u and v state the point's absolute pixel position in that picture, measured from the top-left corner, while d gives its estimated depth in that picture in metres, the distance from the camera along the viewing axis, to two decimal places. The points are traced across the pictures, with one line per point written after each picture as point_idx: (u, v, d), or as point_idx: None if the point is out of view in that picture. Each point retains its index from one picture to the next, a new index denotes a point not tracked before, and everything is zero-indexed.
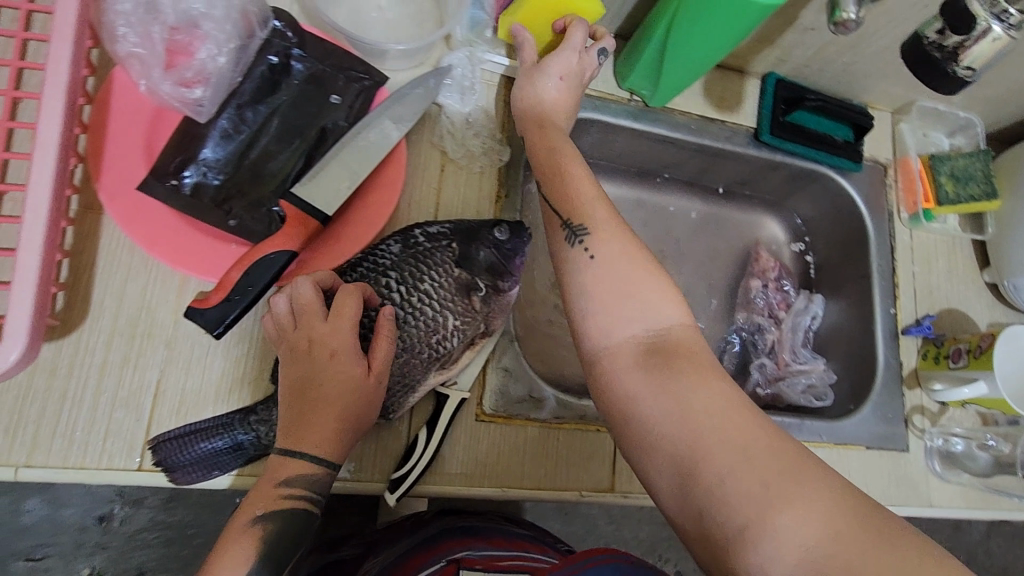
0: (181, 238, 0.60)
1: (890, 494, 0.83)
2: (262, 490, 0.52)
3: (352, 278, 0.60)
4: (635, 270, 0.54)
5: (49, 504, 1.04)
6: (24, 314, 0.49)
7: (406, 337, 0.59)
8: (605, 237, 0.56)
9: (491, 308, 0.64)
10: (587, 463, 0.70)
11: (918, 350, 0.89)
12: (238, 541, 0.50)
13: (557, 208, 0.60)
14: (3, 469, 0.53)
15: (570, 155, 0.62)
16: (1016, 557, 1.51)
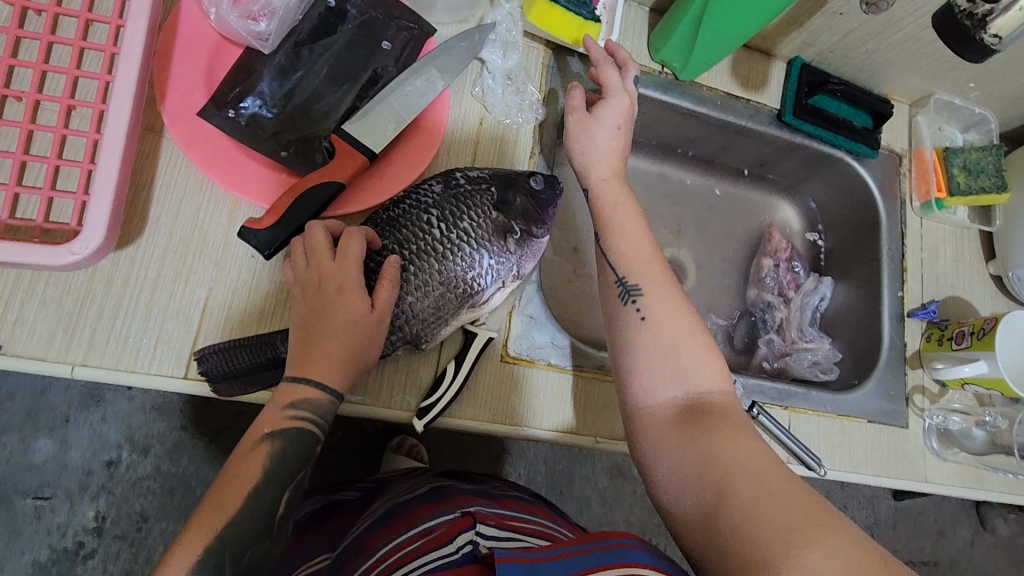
0: (235, 164, 0.63)
1: (887, 467, 0.85)
2: (268, 413, 0.56)
3: (394, 213, 0.64)
4: (681, 335, 0.60)
5: (59, 445, 1.07)
6: (104, 210, 0.53)
7: (445, 271, 0.63)
8: (659, 304, 0.62)
9: (524, 251, 0.67)
10: (603, 411, 0.73)
11: (921, 333, 0.92)
12: (246, 460, 0.54)
13: (613, 268, 0.66)
14: (60, 366, 0.56)
15: (630, 217, 0.67)
16: (995, 567, 1.55)
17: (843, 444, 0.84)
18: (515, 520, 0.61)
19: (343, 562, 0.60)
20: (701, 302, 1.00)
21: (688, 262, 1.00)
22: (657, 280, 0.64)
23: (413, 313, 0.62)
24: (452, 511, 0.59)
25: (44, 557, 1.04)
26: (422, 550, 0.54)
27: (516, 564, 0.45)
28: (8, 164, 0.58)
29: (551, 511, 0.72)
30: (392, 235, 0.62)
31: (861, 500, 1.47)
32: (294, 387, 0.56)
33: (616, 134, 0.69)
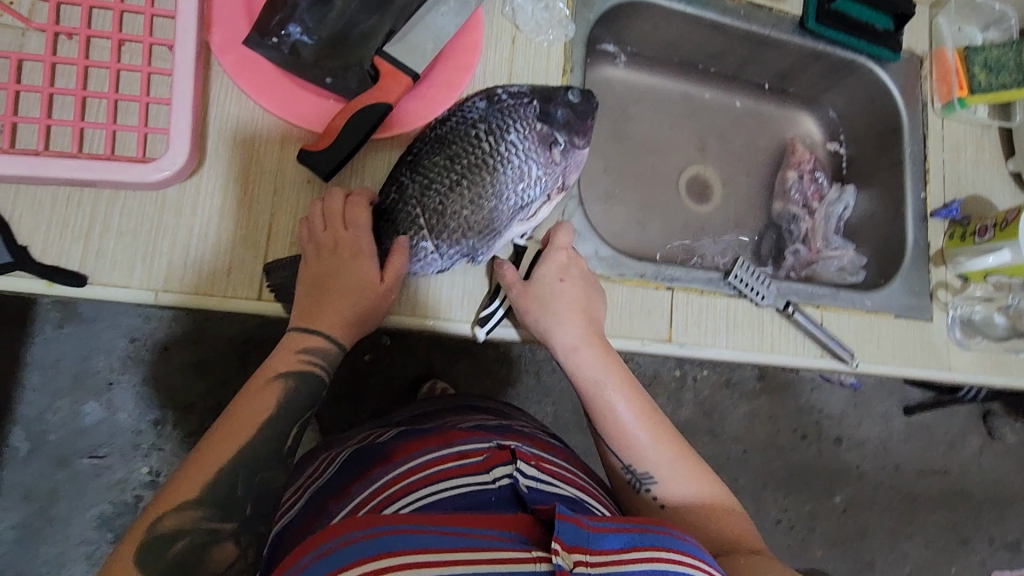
0: (284, 91, 0.64)
1: (913, 358, 0.89)
2: (283, 353, 0.60)
3: (442, 130, 0.65)
4: (689, 475, 0.65)
5: (106, 409, 1.13)
6: (185, 127, 0.58)
7: (497, 182, 0.64)
8: (668, 476, 0.64)
9: (569, 161, 0.69)
10: (648, 315, 0.77)
11: (944, 231, 0.94)
12: (262, 392, 0.59)
13: (607, 436, 0.66)
14: (144, 293, 0.59)
15: (610, 364, 0.67)
16: (1006, 476, 1.57)
17: (872, 338, 0.88)
18: (551, 464, 0.60)
19: (366, 467, 0.60)
20: (729, 216, 1.03)
21: (715, 179, 1.03)
22: (632, 418, 0.66)
23: (470, 226, 0.64)
24: (490, 441, 0.60)
25: (105, 511, 1.11)
26: (456, 472, 0.55)
27: (575, 526, 0.45)
28: (68, 103, 0.59)
29: (568, 454, 0.71)
30: (443, 151, 0.64)
31: (872, 416, 1.51)
32: (306, 334, 0.60)
33: (574, 285, 0.67)
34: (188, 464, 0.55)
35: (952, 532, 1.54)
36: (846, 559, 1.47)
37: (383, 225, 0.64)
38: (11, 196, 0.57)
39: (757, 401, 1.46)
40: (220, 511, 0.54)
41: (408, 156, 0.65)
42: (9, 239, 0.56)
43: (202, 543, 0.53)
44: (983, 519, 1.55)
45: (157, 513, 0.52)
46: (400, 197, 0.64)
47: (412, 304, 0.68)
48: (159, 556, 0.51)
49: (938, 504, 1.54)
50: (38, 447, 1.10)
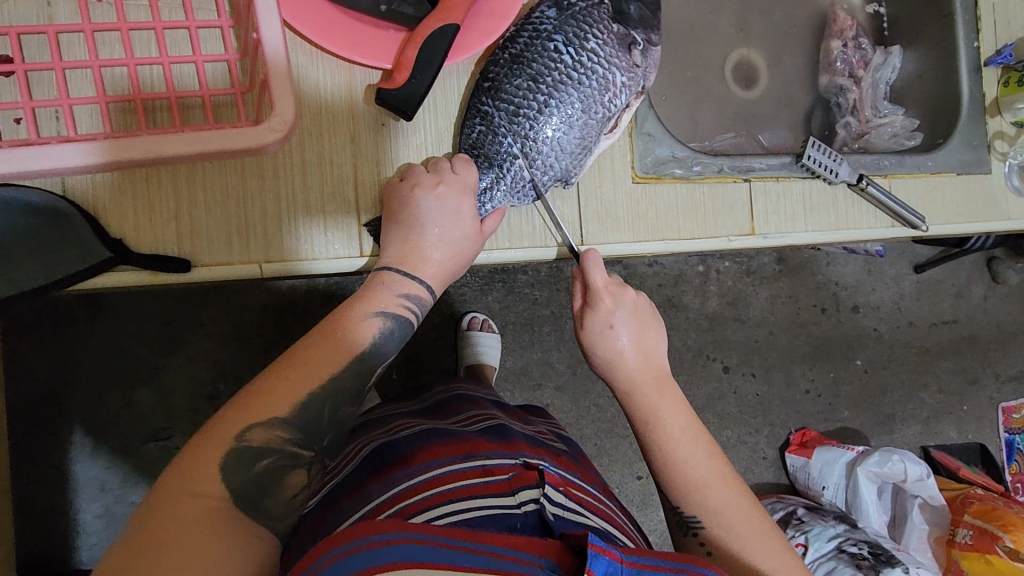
0: (341, 27, 0.59)
1: (973, 214, 0.90)
2: (382, 291, 0.57)
3: (517, 48, 0.62)
4: (752, 528, 0.59)
5: (159, 393, 1.12)
6: (283, 76, 0.52)
7: (584, 96, 0.62)
8: (722, 526, 0.59)
9: (648, 61, 0.65)
10: (730, 210, 0.77)
11: (998, 80, 0.92)
12: (358, 326, 0.55)
13: (658, 471, 0.62)
14: (249, 267, 0.58)
15: (658, 394, 0.64)
16: (1009, 317, 1.60)
17: (937, 199, 0.89)
18: (577, 489, 0.56)
19: (385, 468, 0.57)
20: (775, 96, 1.01)
21: (760, 61, 1.01)
22: (699, 458, 0.62)
23: (563, 146, 0.62)
24: (518, 457, 0.56)
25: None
26: (482, 490, 0.51)
27: (609, 559, 0.42)
28: (119, 75, 0.59)
29: (609, 489, 0.65)
30: (524, 72, 0.61)
31: (885, 280, 1.54)
32: (406, 280, 0.58)
33: (630, 329, 0.65)
34: (275, 380, 0.51)
35: (963, 375, 1.58)
36: (869, 415, 1.53)
37: (476, 159, 0.62)
38: (92, 187, 0.55)
39: (776, 284, 1.49)
40: (305, 437, 0.51)
41: (486, 83, 0.62)
42: (100, 231, 0.54)
43: (285, 467, 0.50)
44: (991, 358, 1.60)
45: (244, 424, 0.49)
46: (489, 127, 0.62)
47: (504, 237, 0.68)
48: (244, 471, 0.48)
49: (949, 353, 1.58)
50: (101, 438, 1.10)
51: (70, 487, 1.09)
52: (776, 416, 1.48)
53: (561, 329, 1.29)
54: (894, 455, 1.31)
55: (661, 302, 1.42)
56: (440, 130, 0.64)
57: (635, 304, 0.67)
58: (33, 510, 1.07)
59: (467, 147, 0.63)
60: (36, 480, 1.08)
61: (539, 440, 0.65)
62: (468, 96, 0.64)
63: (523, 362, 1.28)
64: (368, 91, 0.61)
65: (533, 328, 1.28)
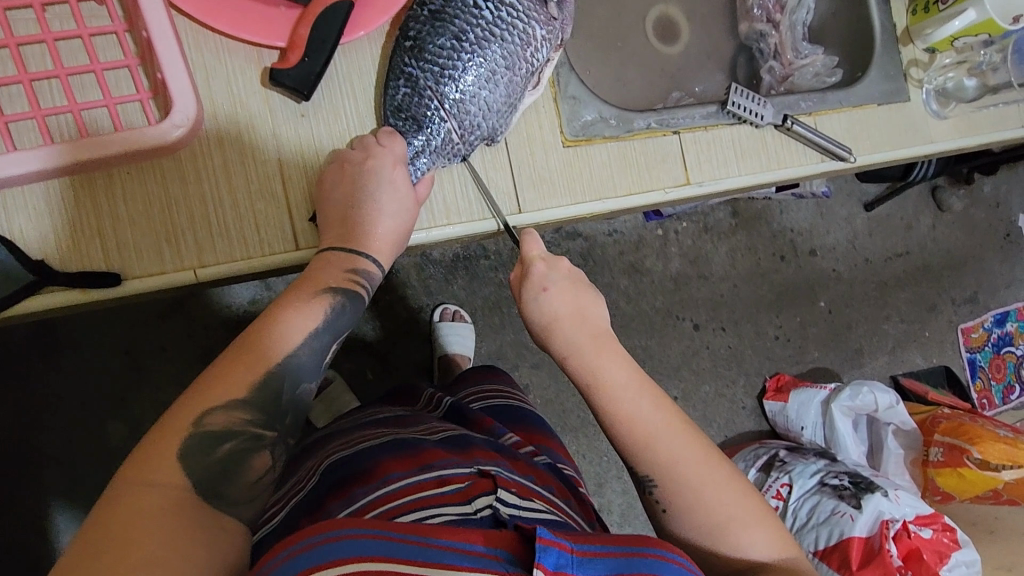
0: (236, 9, 0.58)
1: (898, 141, 0.93)
2: (330, 269, 0.57)
3: (435, 6, 0.60)
4: (705, 475, 0.61)
5: (128, 424, 1.09)
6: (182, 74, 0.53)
7: (506, 54, 0.60)
8: (676, 483, 0.61)
9: (565, 13, 0.64)
10: (664, 163, 0.78)
11: (907, 10, 0.96)
12: (310, 303, 0.55)
13: (613, 430, 0.63)
14: (182, 274, 0.57)
15: (597, 352, 0.65)
16: (956, 242, 1.67)
17: (862, 130, 0.92)
18: (535, 493, 0.56)
19: (343, 485, 0.56)
20: (702, 51, 1.03)
21: (679, 17, 1.02)
22: (649, 416, 0.62)
23: (488, 105, 0.62)
24: (473, 464, 0.55)
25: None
26: (439, 501, 0.51)
27: (559, 550, 0.43)
28: (15, 92, 0.58)
29: (565, 487, 0.66)
30: (446, 30, 0.59)
31: (837, 220, 1.59)
32: (351, 255, 0.58)
33: (563, 293, 0.65)
34: (229, 366, 0.51)
35: (921, 303, 1.65)
36: (839, 352, 1.59)
37: (403, 122, 0.62)
38: (6, 210, 0.53)
39: (734, 238, 1.53)
40: (266, 417, 0.51)
41: (407, 41, 0.61)
42: (20, 255, 0.52)
43: (247, 449, 0.50)
44: (945, 283, 1.66)
45: (201, 411, 0.48)
46: (414, 89, 0.60)
47: (440, 214, 0.69)
48: (205, 456, 0.47)
49: (906, 283, 1.64)
50: (76, 477, 1.07)
51: (50, 531, 1.05)
52: (749, 364, 1.52)
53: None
54: (864, 387, 1.35)
55: (625, 269, 1.45)
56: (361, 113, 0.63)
57: (569, 273, 0.67)
58: (16, 558, 1.04)
59: (393, 109, 0.62)
60: (16, 527, 1.05)
61: (499, 445, 0.65)
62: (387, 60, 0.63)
63: (497, 345, 1.29)
64: (265, 73, 0.60)
65: (502, 311, 1.29)
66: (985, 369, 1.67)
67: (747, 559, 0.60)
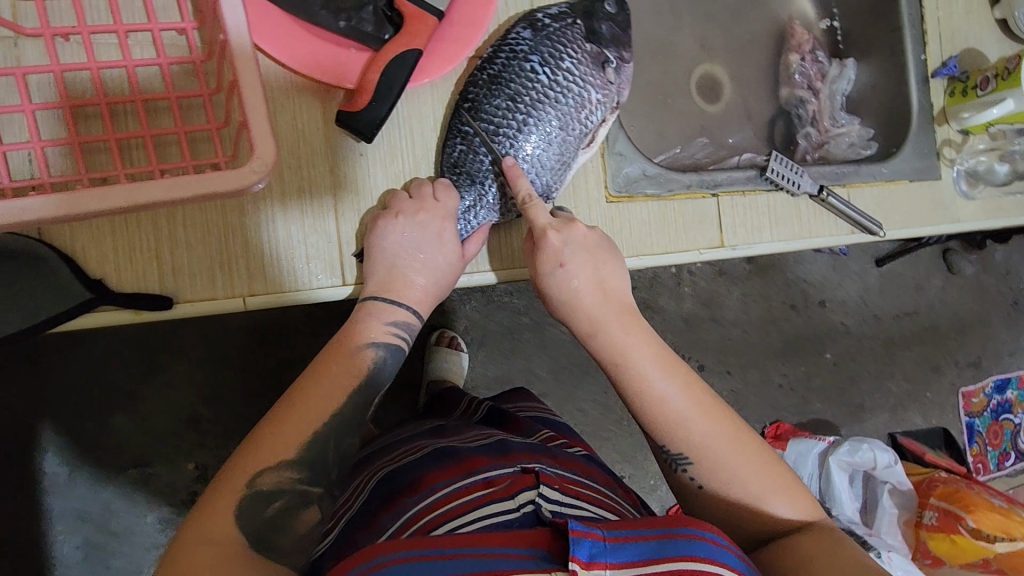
0: (307, 48, 0.60)
1: (926, 218, 0.95)
2: (370, 322, 0.58)
3: (494, 69, 0.64)
4: (738, 449, 0.60)
5: (137, 418, 1.09)
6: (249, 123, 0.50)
7: (561, 113, 0.64)
8: (708, 463, 0.60)
9: (622, 78, 0.68)
10: (701, 224, 0.80)
11: (944, 90, 0.97)
12: (352, 359, 0.56)
13: (637, 407, 0.62)
14: (232, 302, 0.58)
15: (624, 323, 0.63)
16: (966, 306, 1.68)
17: (893, 205, 0.93)
18: (575, 484, 0.58)
19: (393, 498, 0.58)
20: (740, 111, 1.05)
21: (723, 77, 1.05)
22: (678, 395, 0.61)
23: (543, 161, 0.64)
24: (515, 465, 0.58)
25: (163, 515, 1.09)
26: (484, 500, 0.53)
27: (591, 540, 0.45)
28: (91, 116, 0.54)
29: (610, 477, 0.68)
30: (502, 92, 0.63)
31: (849, 274, 1.61)
32: (393, 307, 0.59)
33: (580, 266, 0.63)
34: (279, 423, 0.52)
35: (926, 363, 1.66)
36: (840, 406, 1.59)
37: (457, 177, 0.64)
38: (72, 236, 0.54)
39: (747, 283, 1.54)
40: (313, 475, 0.52)
41: (465, 104, 0.64)
42: (81, 273, 0.54)
43: (296, 506, 0.50)
44: (951, 345, 1.67)
45: (253, 471, 0.49)
46: (470, 147, 0.63)
47: (485, 259, 0.68)
48: (257, 512, 0.48)
49: (913, 343, 1.65)
50: (82, 466, 1.07)
51: (49, 519, 1.06)
52: (751, 410, 1.53)
53: (540, 336, 1.30)
54: (863, 444, 1.32)
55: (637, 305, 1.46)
56: (415, 156, 0.65)
57: (588, 238, 0.64)
58: (15, 544, 1.05)
59: (449, 165, 0.64)
60: (17, 510, 1.05)
61: (537, 445, 0.65)
62: (448, 115, 0.66)
63: (505, 370, 1.29)
64: (330, 111, 0.62)
65: (514, 336, 1.29)
66: (982, 434, 1.68)
67: (777, 524, 0.59)
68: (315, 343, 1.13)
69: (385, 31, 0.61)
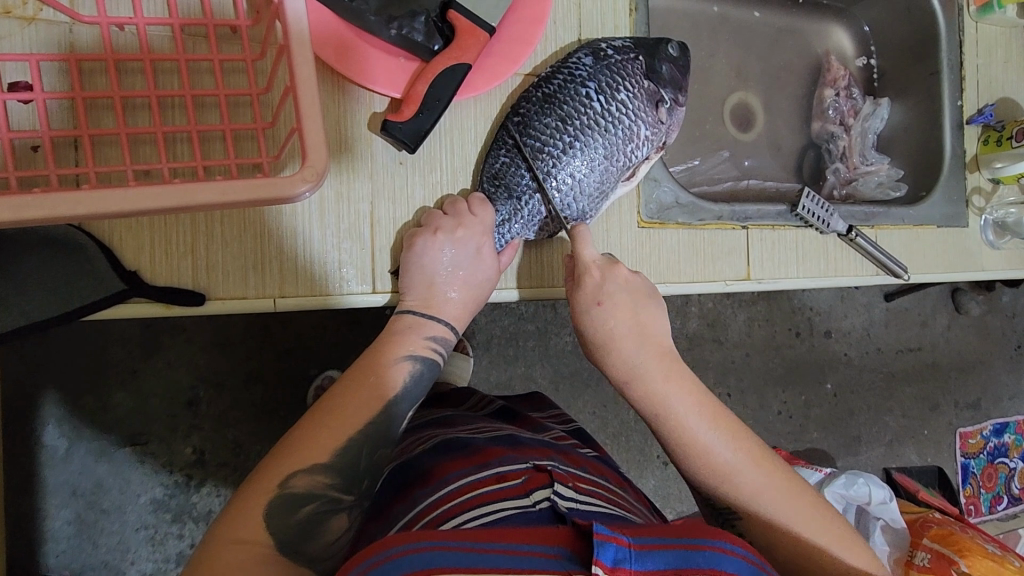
0: (357, 54, 0.60)
1: (951, 263, 0.94)
2: (410, 335, 0.59)
3: (550, 88, 0.65)
4: (782, 493, 0.58)
5: (135, 397, 1.04)
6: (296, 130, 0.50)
7: (609, 142, 0.64)
8: (756, 513, 0.58)
9: (671, 121, 0.70)
10: (729, 256, 0.79)
11: (978, 138, 0.97)
12: (389, 370, 0.57)
13: (676, 456, 0.61)
14: (262, 302, 0.58)
15: (665, 366, 0.62)
16: (969, 347, 1.68)
17: (919, 248, 0.93)
18: (588, 484, 0.56)
19: (409, 487, 0.57)
20: (770, 141, 1.05)
21: (756, 105, 1.05)
22: (716, 441, 0.59)
23: (583, 186, 0.64)
24: (525, 461, 0.55)
25: (159, 494, 1.05)
26: (497, 496, 0.50)
27: (616, 545, 0.43)
28: (140, 106, 0.54)
29: (619, 476, 0.67)
30: (554, 112, 0.64)
31: (856, 306, 1.60)
32: (431, 321, 0.60)
33: (618, 306, 0.62)
34: (312, 428, 0.53)
35: (925, 401, 1.65)
36: (837, 437, 1.58)
37: (495, 189, 0.64)
38: (109, 227, 0.54)
39: (754, 307, 1.52)
40: (346, 482, 0.52)
41: (515, 117, 0.64)
42: (118, 266, 0.54)
43: (326, 511, 0.51)
44: (951, 385, 1.67)
45: (284, 474, 0.50)
46: (513, 160, 0.64)
47: (515, 275, 0.68)
48: (287, 516, 0.49)
49: (914, 379, 1.64)
50: (74, 443, 1.02)
51: (38, 493, 1.01)
52: None
53: (544, 344, 1.28)
54: (860, 478, 1.27)
55: None
56: (453, 168, 0.65)
57: (627, 281, 0.64)
58: None
59: (488, 176, 0.64)
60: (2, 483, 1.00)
61: (545, 441, 0.65)
62: (495, 130, 0.66)
63: (507, 376, 1.26)
64: (374, 118, 0.62)
65: (518, 343, 1.26)
66: (977, 476, 1.68)
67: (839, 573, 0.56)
68: (319, 337, 1.11)
69: (434, 41, 0.60)
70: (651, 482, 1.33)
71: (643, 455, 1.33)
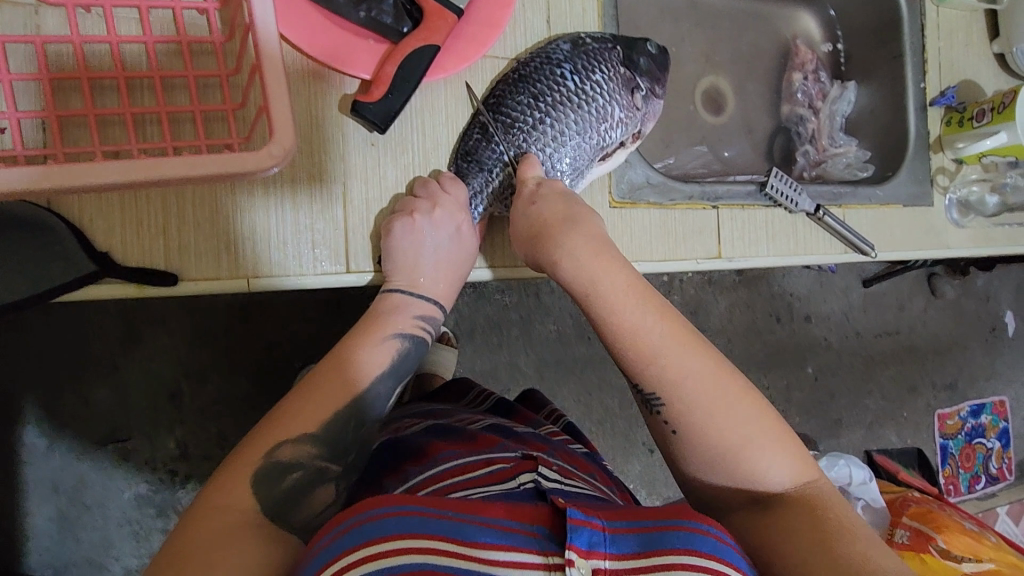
0: (325, 37, 0.61)
1: (918, 242, 0.97)
2: (394, 316, 0.60)
3: (526, 69, 0.66)
4: (711, 380, 0.58)
5: (116, 392, 1.04)
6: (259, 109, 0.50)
7: (582, 119, 0.66)
8: (682, 400, 0.57)
9: (648, 108, 0.71)
10: (700, 234, 0.81)
11: (941, 119, 0.99)
12: (376, 349, 0.58)
13: (607, 339, 0.60)
14: (236, 282, 0.59)
15: (599, 251, 0.61)
16: (944, 329, 1.72)
17: (886, 227, 0.95)
18: (577, 477, 0.58)
19: (399, 463, 0.56)
20: (740, 125, 1.07)
21: (727, 90, 1.07)
22: (648, 323, 0.58)
23: (554, 163, 0.66)
24: (514, 450, 0.56)
25: (144, 490, 1.05)
26: (482, 480, 0.51)
27: (591, 529, 0.44)
28: (108, 88, 0.54)
29: (609, 480, 0.68)
30: (527, 90, 0.65)
31: (833, 291, 1.63)
32: (418, 301, 0.62)
33: (553, 203, 0.62)
34: (294, 403, 0.54)
35: (902, 383, 1.69)
36: (818, 420, 1.61)
37: (468, 165, 0.65)
38: (82, 208, 0.55)
39: (735, 294, 1.55)
40: (332, 451, 0.54)
41: (491, 98, 0.66)
42: (89, 247, 0.54)
43: (310, 482, 0.52)
44: (928, 367, 1.71)
45: (272, 442, 0.52)
46: (485, 135, 0.65)
47: (487, 254, 0.69)
48: (274, 485, 0.50)
49: (891, 362, 1.68)
50: (55, 438, 1.01)
51: (20, 488, 1.00)
52: None
53: (527, 334, 1.29)
54: (840, 459, 1.31)
55: None
56: (425, 153, 0.66)
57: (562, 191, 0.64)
58: None
59: (462, 153, 0.66)
60: None
61: (539, 435, 0.67)
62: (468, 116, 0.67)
63: (492, 365, 1.27)
64: (344, 100, 0.63)
65: (501, 332, 1.27)
66: (955, 456, 1.72)
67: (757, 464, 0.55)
68: (302, 329, 1.11)
69: (403, 24, 0.61)
70: (636, 467, 1.35)
71: (628, 442, 1.35)
